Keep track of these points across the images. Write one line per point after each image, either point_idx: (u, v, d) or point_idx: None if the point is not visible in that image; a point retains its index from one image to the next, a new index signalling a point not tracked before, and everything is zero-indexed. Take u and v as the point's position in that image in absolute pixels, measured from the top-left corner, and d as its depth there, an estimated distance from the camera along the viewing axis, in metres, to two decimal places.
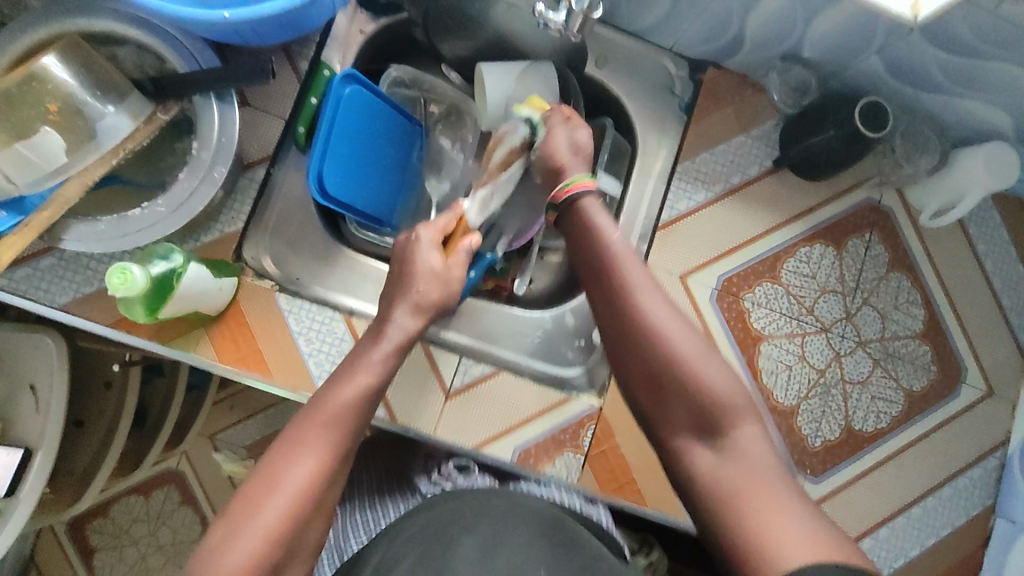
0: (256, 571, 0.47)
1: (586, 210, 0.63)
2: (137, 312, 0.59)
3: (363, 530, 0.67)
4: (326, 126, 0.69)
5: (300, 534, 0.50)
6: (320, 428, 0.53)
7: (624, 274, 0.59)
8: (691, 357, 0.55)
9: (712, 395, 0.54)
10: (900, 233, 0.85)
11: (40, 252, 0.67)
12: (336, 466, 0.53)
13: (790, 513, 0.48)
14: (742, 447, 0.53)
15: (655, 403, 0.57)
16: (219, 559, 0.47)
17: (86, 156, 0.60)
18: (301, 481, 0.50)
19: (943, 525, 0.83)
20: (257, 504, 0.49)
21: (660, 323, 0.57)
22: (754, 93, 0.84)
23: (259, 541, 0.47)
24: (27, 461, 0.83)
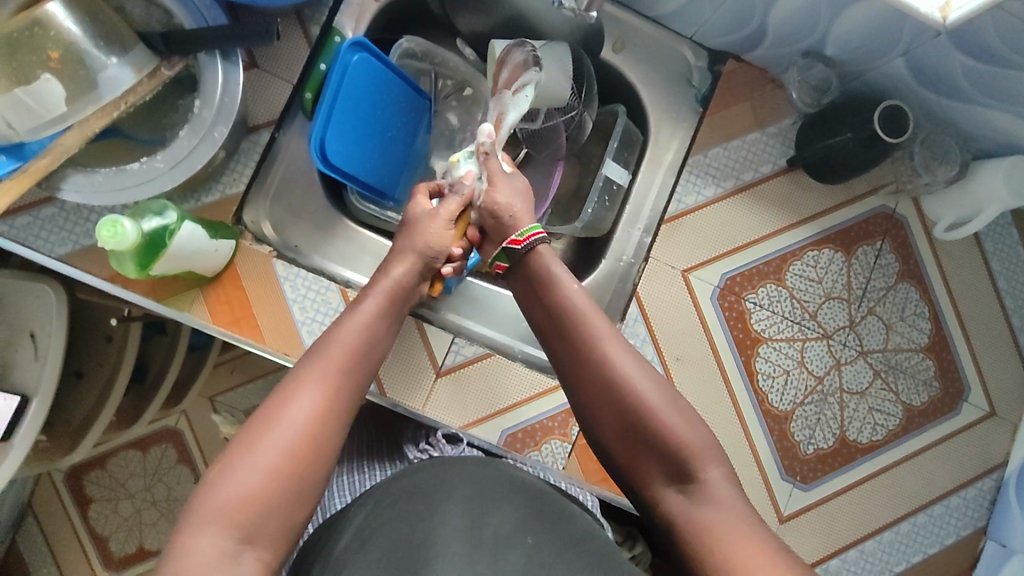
0: (232, 542, 0.47)
1: (544, 258, 0.64)
2: (128, 267, 0.59)
3: (348, 491, 0.68)
4: (331, 92, 0.68)
5: (280, 511, 0.49)
6: (319, 369, 0.55)
7: (584, 327, 0.60)
8: (656, 406, 0.57)
9: (679, 440, 0.56)
10: (912, 243, 0.83)
11: (42, 201, 0.67)
12: (336, 403, 0.54)
13: (756, 546, 0.50)
14: (711, 486, 0.55)
15: (629, 449, 0.58)
16: (214, 494, 0.48)
17: (85, 107, 0.59)
18: (298, 417, 0.52)
19: (932, 543, 0.82)
20: (254, 442, 0.51)
21: (623, 372, 0.58)
22: (773, 89, 0.82)
23: (255, 475, 0.49)
24: (22, 408, 0.84)
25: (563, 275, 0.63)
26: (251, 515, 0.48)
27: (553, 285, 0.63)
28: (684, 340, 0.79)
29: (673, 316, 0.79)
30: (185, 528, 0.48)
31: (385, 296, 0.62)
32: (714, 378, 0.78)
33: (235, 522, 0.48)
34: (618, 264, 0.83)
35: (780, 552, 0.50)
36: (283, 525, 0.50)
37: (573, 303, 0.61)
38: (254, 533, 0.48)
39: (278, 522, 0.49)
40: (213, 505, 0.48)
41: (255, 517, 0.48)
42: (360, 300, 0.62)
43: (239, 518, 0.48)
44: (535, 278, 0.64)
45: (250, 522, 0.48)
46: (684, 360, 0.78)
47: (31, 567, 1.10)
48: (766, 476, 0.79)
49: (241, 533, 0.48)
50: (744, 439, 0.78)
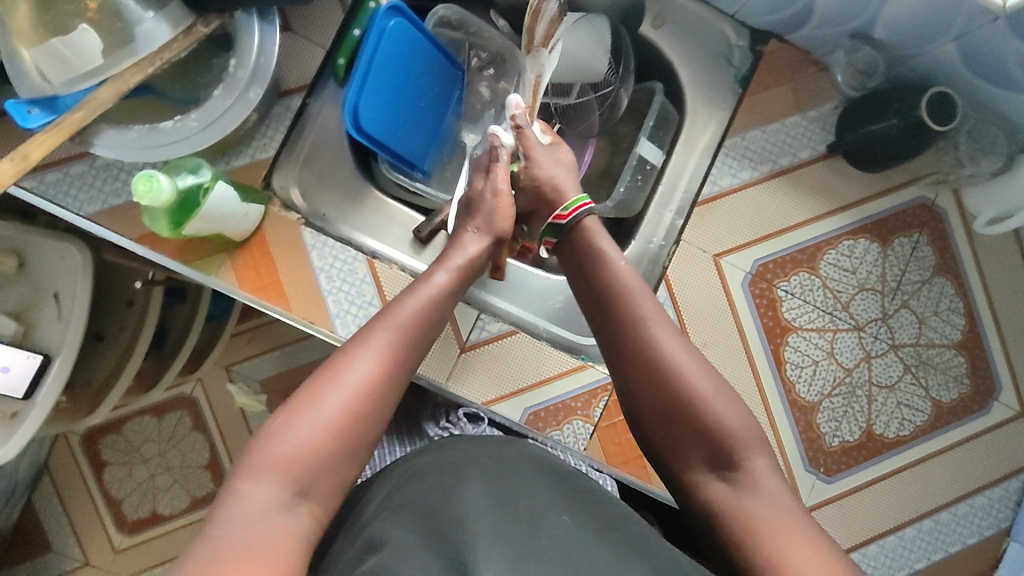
0: (286, 488, 0.47)
1: (591, 232, 0.66)
2: (161, 226, 0.58)
3: (373, 465, 0.72)
4: (366, 58, 0.66)
5: (336, 463, 0.50)
6: (383, 334, 0.55)
7: (635, 305, 0.60)
8: (707, 393, 0.56)
9: (728, 427, 0.55)
10: (951, 235, 0.80)
11: (73, 158, 0.67)
12: (397, 369, 0.54)
13: (805, 538, 0.48)
14: (757, 477, 0.53)
15: (673, 435, 0.57)
16: (274, 441, 0.49)
17: (122, 60, 0.58)
18: (361, 376, 0.52)
19: (954, 542, 0.80)
20: (316, 396, 0.51)
21: (672, 355, 0.57)
22: (815, 73, 0.79)
23: (317, 427, 0.49)
24: (45, 367, 0.84)
25: (612, 254, 0.64)
26: (307, 467, 0.48)
27: (604, 266, 0.63)
28: (712, 325, 0.77)
29: (701, 301, 0.77)
30: (243, 471, 0.48)
31: (454, 271, 0.63)
32: (740, 366, 0.77)
33: (293, 471, 0.48)
34: (648, 246, 0.81)
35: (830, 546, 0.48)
36: (334, 483, 0.50)
37: (623, 283, 0.62)
38: (308, 486, 0.48)
39: (332, 479, 0.49)
40: (273, 451, 0.48)
41: (312, 469, 0.48)
42: (430, 274, 0.62)
43: (296, 468, 0.48)
44: (584, 258, 0.65)
45: (306, 474, 0.48)
46: (711, 346, 0.77)
47: (47, 526, 1.11)
48: (789, 466, 0.78)
49: (297, 484, 0.48)
50: (768, 429, 0.77)
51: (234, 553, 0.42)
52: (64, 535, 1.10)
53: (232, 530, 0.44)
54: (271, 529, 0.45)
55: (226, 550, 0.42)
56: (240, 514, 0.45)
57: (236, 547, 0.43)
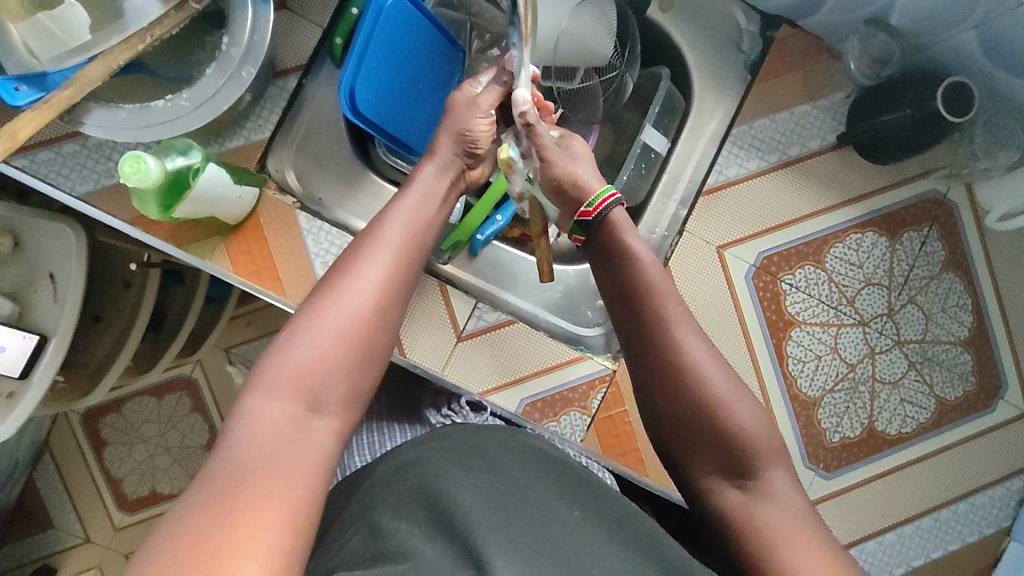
0: (304, 397, 0.46)
1: (621, 227, 0.61)
2: (149, 210, 0.56)
3: (369, 448, 0.69)
4: (364, 36, 0.65)
5: (350, 369, 0.48)
6: (381, 247, 0.54)
7: (659, 297, 0.58)
8: (728, 396, 0.54)
9: (744, 433, 0.53)
10: (962, 231, 0.79)
11: (64, 137, 0.65)
12: (398, 275, 0.54)
13: (817, 548, 0.48)
14: (774, 486, 0.52)
15: (689, 439, 0.55)
16: (283, 357, 0.47)
17: (109, 36, 0.57)
18: (364, 289, 0.51)
19: (953, 540, 0.79)
20: (318, 311, 0.49)
21: (693, 355, 0.56)
22: (828, 59, 0.77)
23: (326, 335, 0.48)
24: (41, 347, 0.83)
25: (641, 250, 0.60)
26: (319, 381, 0.47)
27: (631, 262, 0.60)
28: (714, 318, 0.76)
29: (704, 294, 0.76)
30: (252, 390, 0.46)
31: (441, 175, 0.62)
32: (741, 360, 0.76)
33: (305, 387, 0.46)
34: (651, 237, 0.79)
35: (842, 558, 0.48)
36: (350, 397, 0.48)
37: (650, 279, 0.59)
38: (322, 400, 0.46)
39: (347, 394, 0.48)
40: (283, 369, 0.46)
41: (323, 382, 0.47)
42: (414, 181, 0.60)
43: (309, 383, 0.46)
44: (613, 253, 0.61)
45: (321, 386, 0.47)
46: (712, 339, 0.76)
47: (47, 503, 1.11)
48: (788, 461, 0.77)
49: (312, 398, 0.46)
50: None
51: (264, 473, 0.41)
52: (64, 513, 1.11)
53: (253, 447, 0.42)
54: (292, 445, 0.43)
55: (251, 467, 0.41)
56: (258, 433, 0.43)
57: (264, 466, 0.41)
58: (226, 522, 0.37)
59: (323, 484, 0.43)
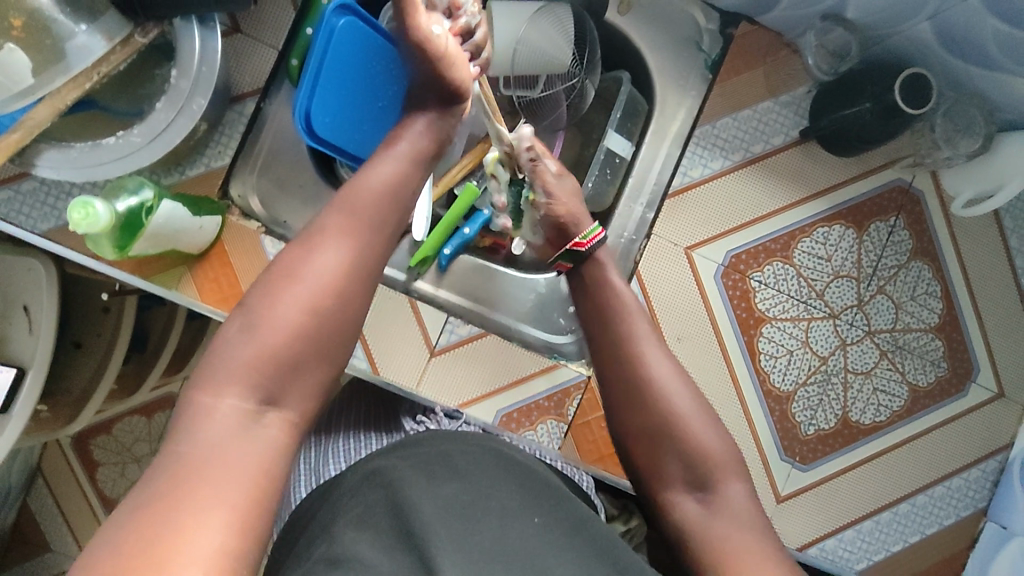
0: (254, 392, 0.46)
1: (598, 257, 0.67)
2: (105, 249, 0.56)
3: (343, 458, 0.63)
4: (315, 61, 0.64)
5: (307, 358, 0.48)
6: (343, 224, 0.53)
7: (635, 331, 0.61)
8: (692, 419, 0.57)
9: (706, 452, 0.56)
10: (928, 218, 0.79)
11: (20, 175, 0.65)
12: (360, 260, 0.52)
13: (768, 557, 0.50)
14: (728, 497, 0.54)
15: (652, 455, 0.57)
16: (235, 349, 0.47)
17: (56, 78, 0.56)
18: (322, 272, 0.50)
19: (930, 523, 0.80)
20: (274, 296, 0.49)
21: (662, 379, 0.58)
22: (788, 55, 0.77)
23: (283, 327, 0.48)
24: (19, 380, 0.83)
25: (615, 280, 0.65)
26: (272, 372, 0.46)
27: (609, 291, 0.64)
28: (684, 318, 0.76)
29: (676, 295, 0.76)
30: (204, 382, 0.45)
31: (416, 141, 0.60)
32: (714, 359, 0.77)
33: (258, 377, 0.46)
34: (619, 241, 0.80)
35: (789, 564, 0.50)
36: (307, 387, 0.48)
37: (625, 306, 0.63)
38: (277, 392, 0.46)
39: (301, 384, 0.48)
40: (236, 358, 0.46)
41: (277, 372, 0.47)
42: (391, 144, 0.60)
43: (260, 374, 0.46)
44: (591, 284, 0.65)
45: (272, 380, 0.46)
46: (685, 340, 0.76)
47: (44, 528, 1.11)
48: (764, 455, 0.78)
49: (265, 391, 0.46)
50: (742, 420, 0.77)
51: (209, 469, 0.41)
52: (60, 536, 1.11)
53: (202, 445, 0.42)
54: (242, 441, 0.43)
55: (202, 461, 0.41)
56: (208, 429, 0.43)
57: (210, 464, 0.41)
58: (164, 526, 0.37)
59: (277, 481, 0.43)
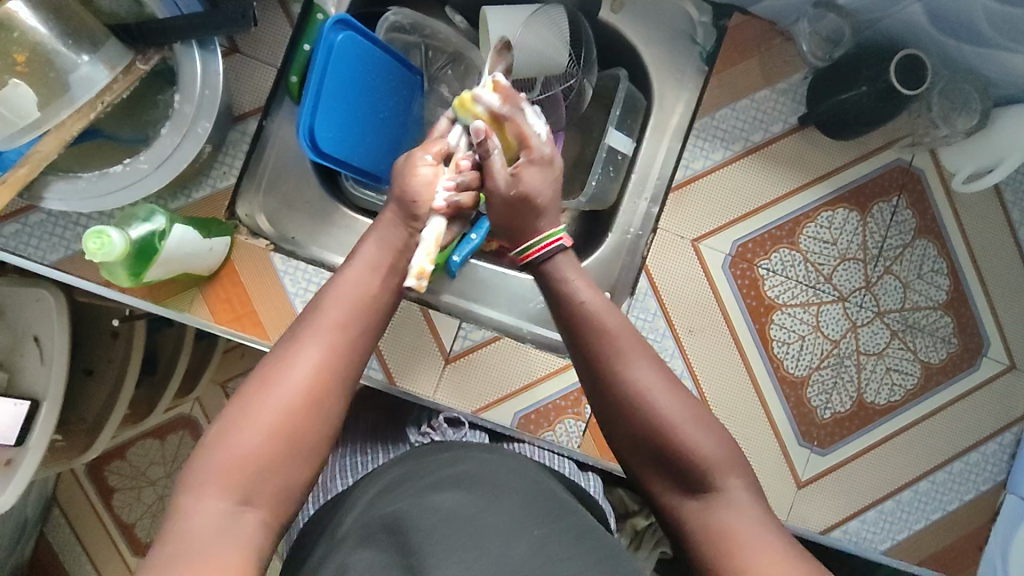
0: (232, 498, 0.46)
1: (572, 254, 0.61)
2: (120, 277, 0.57)
3: (350, 472, 0.65)
4: (317, 76, 0.63)
5: (290, 458, 0.48)
6: (320, 323, 0.53)
7: (611, 345, 0.57)
8: (681, 420, 0.54)
9: (701, 454, 0.53)
10: (929, 196, 0.79)
11: (28, 208, 0.65)
12: (342, 355, 0.52)
13: (779, 554, 0.48)
14: (730, 495, 0.52)
15: (646, 461, 0.56)
16: (216, 453, 0.47)
17: (61, 109, 0.56)
18: (300, 373, 0.50)
19: (951, 499, 0.80)
20: (252, 403, 0.49)
21: (648, 390, 0.56)
22: (782, 43, 0.77)
23: (265, 427, 0.48)
24: (34, 411, 0.83)
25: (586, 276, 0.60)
26: (248, 479, 0.46)
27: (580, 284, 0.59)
28: (694, 310, 0.77)
29: (685, 288, 0.77)
30: (189, 486, 0.46)
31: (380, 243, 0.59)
32: (727, 348, 0.77)
33: (232, 486, 0.46)
34: (625, 237, 0.80)
35: (802, 559, 0.48)
36: (286, 490, 0.48)
37: (598, 314, 0.58)
38: (254, 492, 0.46)
39: (281, 485, 0.47)
40: (211, 467, 0.46)
41: (255, 475, 0.46)
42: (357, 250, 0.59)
43: (240, 478, 0.46)
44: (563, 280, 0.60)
45: (253, 481, 0.46)
46: (697, 332, 0.77)
47: (62, 558, 1.11)
48: (782, 441, 0.78)
49: (241, 497, 0.46)
50: (759, 407, 0.77)
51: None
52: (79, 566, 1.11)
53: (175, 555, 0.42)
54: (219, 546, 0.43)
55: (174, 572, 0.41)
56: (187, 533, 0.44)
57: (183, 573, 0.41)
58: None
59: None
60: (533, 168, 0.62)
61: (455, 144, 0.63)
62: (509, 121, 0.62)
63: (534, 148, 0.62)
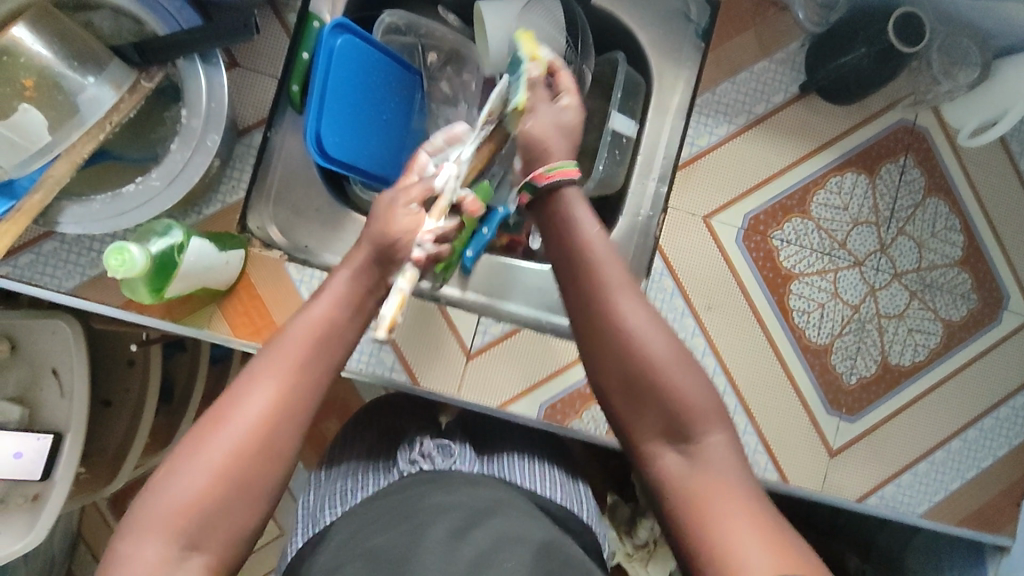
0: (174, 545, 0.45)
1: (567, 201, 0.56)
2: (141, 293, 0.58)
3: (339, 502, 0.64)
4: (319, 81, 0.64)
5: (238, 498, 0.47)
6: (276, 358, 0.49)
7: (603, 278, 0.53)
8: (666, 363, 0.52)
9: (685, 402, 0.51)
10: (937, 154, 0.79)
11: (41, 237, 0.65)
12: (296, 396, 0.49)
13: (750, 518, 0.46)
14: (710, 449, 0.50)
15: (625, 403, 0.53)
16: (162, 494, 0.46)
17: (71, 132, 0.56)
18: (249, 418, 0.47)
19: (984, 456, 0.79)
20: (202, 442, 0.47)
21: (636, 331, 0.52)
22: (777, 13, 0.77)
23: (209, 472, 0.46)
24: (57, 444, 0.82)
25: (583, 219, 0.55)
26: (195, 522, 0.45)
27: (568, 223, 0.55)
28: (711, 287, 0.76)
29: (701, 265, 0.77)
30: (139, 524, 0.45)
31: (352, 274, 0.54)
32: (747, 321, 0.77)
33: (178, 532, 0.45)
34: (636, 219, 0.80)
35: (782, 534, 0.46)
36: (233, 532, 0.47)
37: (591, 249, 0.54)
38: (199, 538, 0.46)
39: (226, 529, 0.46)
40: (157, 511, 0.45)
41: (200, 521, 0.45)
42: (321, 290, 0.54)
43: (186, 523, 0.45)
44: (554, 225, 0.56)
45: (197, 526, 0.45)
46: (716, 308, 0.76)
47: None
48: (810, 410, 0.77)
49: (186, 542, 0.45)
50: (784, 378, 0.77)
51: None
52: None
53: None
54: None
55: None
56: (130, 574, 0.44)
57: None
58: None
59: None
60: (574, 106, 0.61)
61: (442, 186, 0.58)
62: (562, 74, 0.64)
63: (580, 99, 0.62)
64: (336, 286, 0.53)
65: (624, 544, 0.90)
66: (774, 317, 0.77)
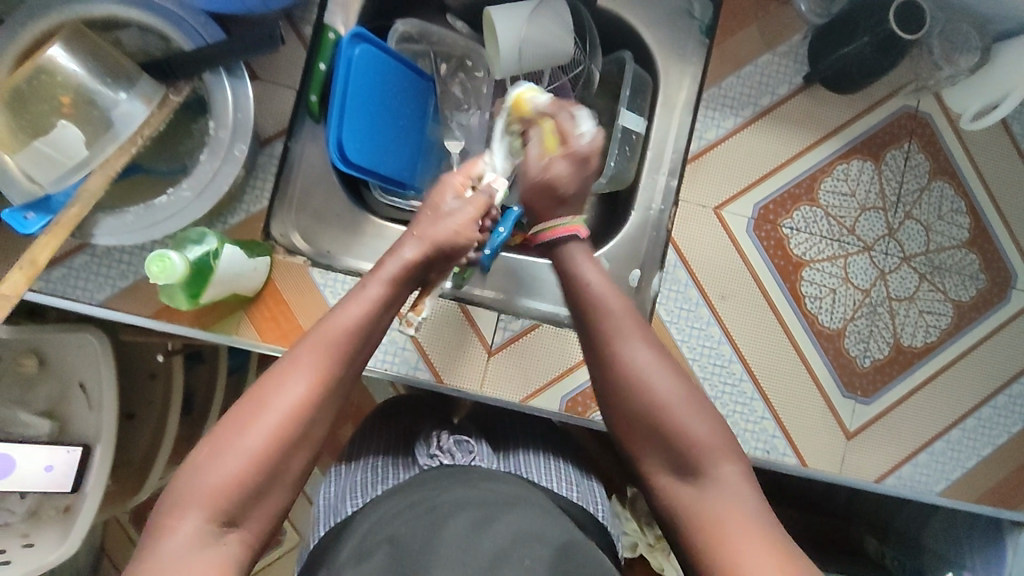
0: (215, 522, 0.46)
1: (568, 255, 0.59)
2: (179, 299, 0.60)
3: (360, 492, 0.63)
4: (340, 91, 0.66)
5: (275, 477, 0.48)
6: (313, 348, 0.51)
7: (608, 322, 0.55)
8: (671, 401, 0.52)
9: (691, 437, 0.51)
10: (940, 139, 0.81)
11: (74, 251, 0.67)
12: (333, 385, 0.51)
13: (761, 541, 0.46)
14: (721, 479, 0.50)
15: (634, 438, 0.54)
16: (204, 473, 0.47)
17: (106, 145, 0.61)
18: (292, 404, 0.49)
19: (999, 434, 0.80)
20: (238, 427, 0.48)
21: (642, 370, 0.53)
22: (778, 8, 0.80)
23: (252, 453, 0.47)
24: (87, 456, 0.83)
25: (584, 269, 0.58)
26: (236, 499, 0.47)
27: (569, 273, 0.58)
28: (724, 276, 0.78)
29: (713, 255, 0.78)
30: (173, 504, 0.47)
31: (387, 281, 0.56)
32: (760, 308, 0.78)
33: (218, 508, 0.46)
34: (648, 213, 0.81)
35: (794, 554, 0.46)
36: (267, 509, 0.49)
37: (595, 295, 0.57)
38: (237, 515, 0.47)
39: (255, 512, 0.48)
40: (198, 487, 0.46)
41: (239, 499, 0.47)
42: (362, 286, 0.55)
43: (226, 502, 0.46)
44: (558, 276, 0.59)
45: (236, 503, 0.47)
46: (730, 297, 0.78)
47: None
48: (826, 393, 0.79)
49: (226, 518, 0.47)
50: (799, 363, 0.78)
51: None
52: None
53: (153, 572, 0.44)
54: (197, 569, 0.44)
55: None
56: (163, 553, 0.45)
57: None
58: None
59: None
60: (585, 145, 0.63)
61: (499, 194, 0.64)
62: (555, 120, 0.65)
63: (573, 145, 0.62)
64: (371, 289, 0.54)
65: (646, 535, 0.91)
66: (786, 303, 0.79)
